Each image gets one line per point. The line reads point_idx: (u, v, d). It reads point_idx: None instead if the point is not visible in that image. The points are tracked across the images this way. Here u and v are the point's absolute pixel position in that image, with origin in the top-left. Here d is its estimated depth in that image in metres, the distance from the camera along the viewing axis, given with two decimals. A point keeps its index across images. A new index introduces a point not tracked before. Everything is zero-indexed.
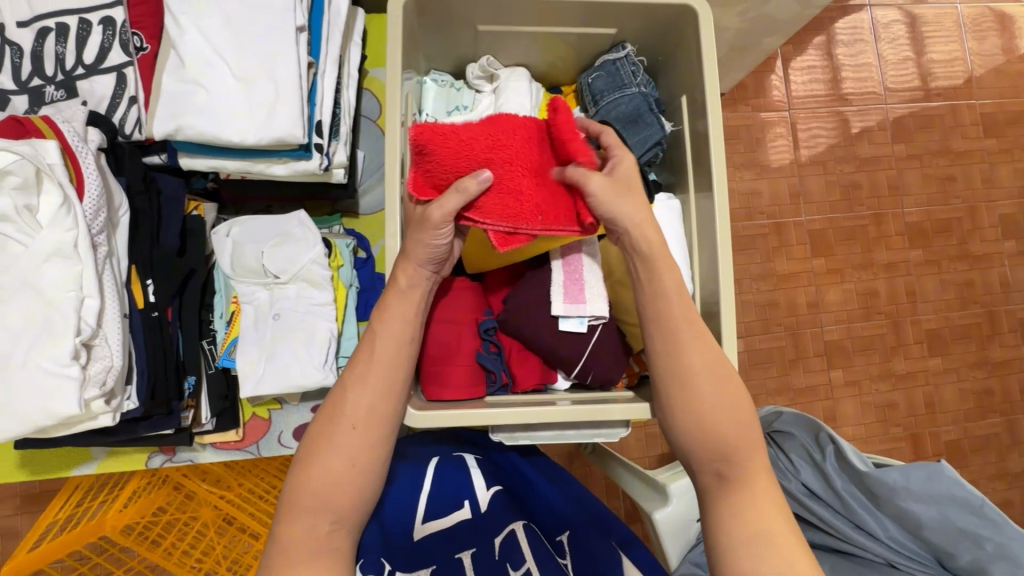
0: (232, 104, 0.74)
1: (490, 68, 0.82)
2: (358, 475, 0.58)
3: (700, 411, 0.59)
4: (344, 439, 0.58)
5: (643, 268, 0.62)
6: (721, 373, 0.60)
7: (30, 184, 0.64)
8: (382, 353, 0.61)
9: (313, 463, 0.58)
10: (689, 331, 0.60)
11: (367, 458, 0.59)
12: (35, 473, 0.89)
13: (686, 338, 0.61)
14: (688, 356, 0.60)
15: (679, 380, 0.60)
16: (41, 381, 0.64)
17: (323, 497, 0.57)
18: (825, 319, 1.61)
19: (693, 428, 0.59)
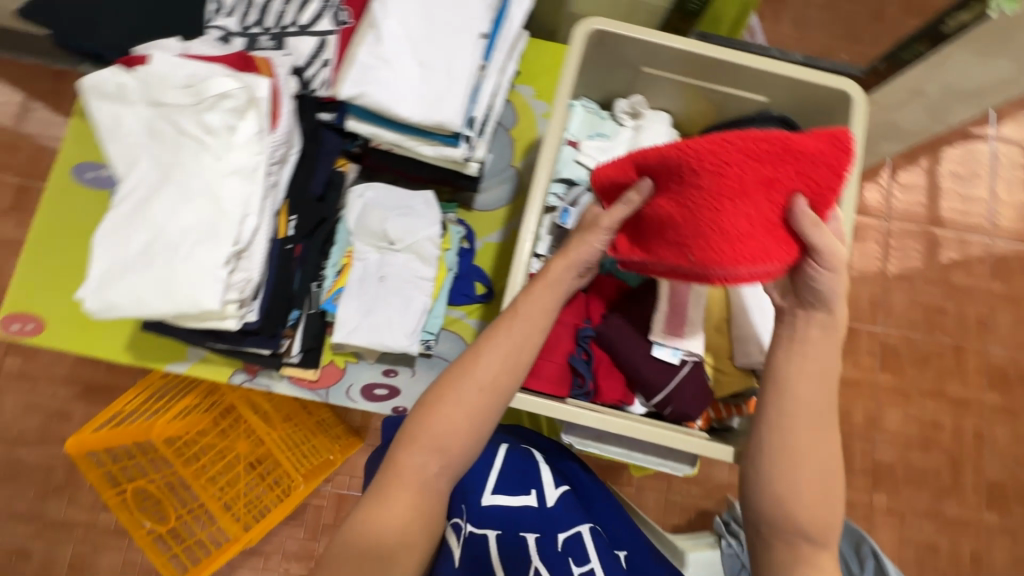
0: (410, 86, 0.83)
1: (637, 107, 0.89)
2: (473, 430, 0.61)
3: (805, 481, 0.57)
4: (468, 393, 0.61)
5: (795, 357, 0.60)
6: (821, 478, 0.57)
7: (240, 109, 0.74)
8: (515, 329, 0.64)
9: (436, 411, 0.61)
10: (804, 432, 0.58)
11: (485, 417, 0.62)
12: (138, 358, 0.98)
13: (790, 431, 0.58)
14: (812, 429, 0.59)
15: (792, 452, 0.58)
16: (194, 273, 0.72)
17: (438, 442, 0.60)
18: (879, 438, 1.55)
19: (776, 506, 0.57)
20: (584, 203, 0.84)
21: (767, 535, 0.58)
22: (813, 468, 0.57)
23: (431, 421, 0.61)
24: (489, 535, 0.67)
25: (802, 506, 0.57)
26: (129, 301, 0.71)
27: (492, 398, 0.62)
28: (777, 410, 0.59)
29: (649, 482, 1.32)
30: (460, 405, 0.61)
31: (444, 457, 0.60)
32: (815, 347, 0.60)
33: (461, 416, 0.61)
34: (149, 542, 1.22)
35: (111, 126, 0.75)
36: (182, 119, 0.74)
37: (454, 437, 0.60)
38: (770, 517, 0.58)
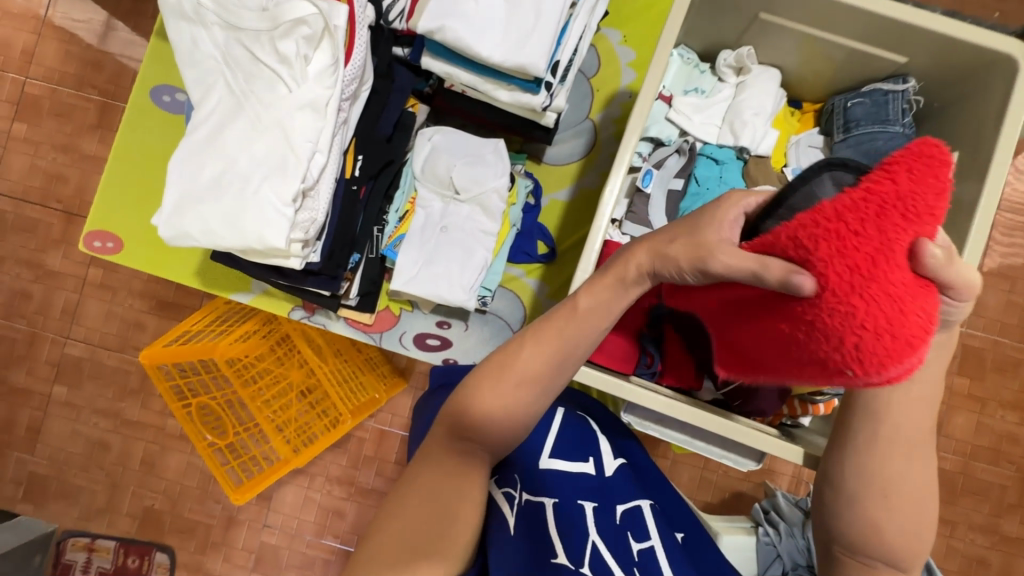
0: (494, 22, 0.76)
1: (745, 60, 0.77)
2: (508, 425, 0.55)
3: (898, 517, 0.50)
4: (509, 381, 0.54)
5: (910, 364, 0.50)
6: (918, 498, 0.50)
7: (314, 39, 0.70)
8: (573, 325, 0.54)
9: (472, 396, 0.55)
10: (907, 447, 0.50)
11: (522, 413, 0.55)
12: (205, 284, 1.01)
13: (892, 445, 0.50)
14: (915, 450, 0.51)
15: (886, 481, 0.50)
16: (262, 209, 0.71)
17: (469, 427, 0.55)
18: (943, 444, 1.34)
19: (860, 523, 0.51)
20: (669, 167, 0.78)
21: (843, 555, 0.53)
22: (912, 501, 0.50)
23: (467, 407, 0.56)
24: (546, 501, 0.62)
25: (890, 527, 0.50)
26: (200, 232, 0.72)
27: (535, 383, 0.54)
28: (886, 432, 0.51)
29: (683, 457, 1.25)
30: (495, 397, 0.54)
31: (475, 443, 0.56)
32: (930, 370, 0.50)
33: (494, 405, 0.54)
34: (209, 454, 1.30)
35: (187, 48, 0.73)
36: (257, 46, 0.71)
37: (485, 426, 0.55)
38: (847, 532, 0.52)
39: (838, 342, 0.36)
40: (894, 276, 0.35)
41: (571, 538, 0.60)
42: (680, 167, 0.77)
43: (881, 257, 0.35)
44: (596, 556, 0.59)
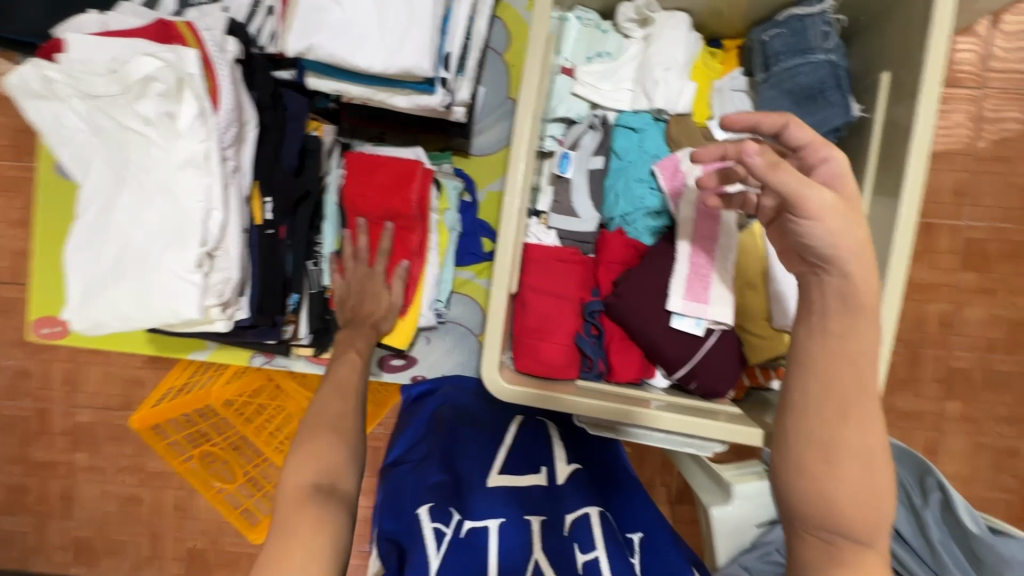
0: (365, 28, 0.69)
1: (646, 10, 0.71)
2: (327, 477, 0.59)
3: (847, 482, 0.47)
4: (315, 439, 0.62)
5: (835, 315, 0.48)
6: (870, 461, 0.48)
7: (173, 92, 0.65)
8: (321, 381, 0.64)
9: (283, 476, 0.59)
10: (853, 407, 0.48)
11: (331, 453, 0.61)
12: (161, 349, 0.99)
13: (834, 408, 0.48)
14: (865, 418, 0.48)
15: (824, 446, 0.48)
16: (167, 282, 0.68)
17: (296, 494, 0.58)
18: (957, 343, 1.30)
19: (813, 497, 0.48)
20: (586, 146, 0.73)
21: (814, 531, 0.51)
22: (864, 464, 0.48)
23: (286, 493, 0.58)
24: (490, 523, 0.63)
25: (843, 496, 0.47)
26: (112, 317, 0.70)
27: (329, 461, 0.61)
28: (826, 390, 0.48)
29: None
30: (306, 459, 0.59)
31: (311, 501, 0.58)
32: (838, 326, 0.48)
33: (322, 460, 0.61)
34: (221, 501, 1.22)
35: (52, 127, 0.68)
36: (117, 112, 0.66)
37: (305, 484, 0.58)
38: (802, 510, 0.49)
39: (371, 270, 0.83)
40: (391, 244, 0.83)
41: (510, 555, 0.60)
42: (597, 143, 0.73)
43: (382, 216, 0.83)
44: (537, 568, 0.59)
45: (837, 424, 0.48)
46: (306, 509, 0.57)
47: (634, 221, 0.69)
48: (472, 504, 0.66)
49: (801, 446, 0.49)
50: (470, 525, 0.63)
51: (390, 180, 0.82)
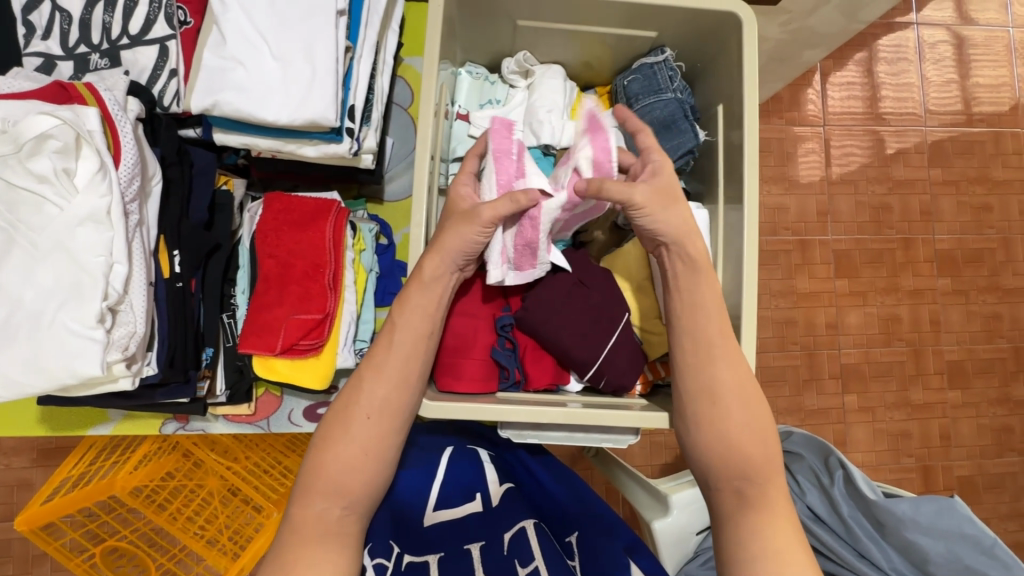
0: (267, 84, 0.74)
1: (526, 64, 0.82)
2: (373, 464, 0.61)
3: (728, 418, 0.60)
4: (358, 429, 0.61)
5: (683, 277, 0.63)
6: (744, 392, 0.61)
7: (70, 149, 0.65)
8: (385, 357, 0.63)
9: (329, 461, 0.60)
10: (715, 351, 0.61)
11: (386, 441, 0.62)
12: (54, 429, 0.91)
13: (700, 360, 0.61)
14: (719, 366, 0.61)
15: (707, 392, 0.61)
16: (65, 340, 0.65)
17: (337, 482, 0.60)
18: (843, 342, 1.47)
19: (708, 442, 0.61)
20: None
21: (712, 478, 0.61)
22: (727, 406, 0.61)
23: (328, 465, 0.60)
24: (430, 558, 0.66)
25: (732, 429, 0.60)
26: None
27: (370, 455, 0.61)
28: (692, 343, 0.62)
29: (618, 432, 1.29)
30: (350, 444, 0.61)
31: (348, 497, 0.60)
32: (684, 282, 0.63)
33: (365, 449, 0.61)
34: None
35: None
36: (8, 171, 0.66)
37: (352, 475, 0.60)
38: (709, 460, 0.61)
39: (266, 308, 0.83)
40: (286, 282, 0.85)
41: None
42: None
43: (286, 255, 0.85)
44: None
45: (707, 371, 0.61)
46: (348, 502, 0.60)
47: None
48: (412, 539, 0.67)
49: (689, 397, 0.62)
50: (411, 558, 0.65)
51: (305, 216, 0.87)
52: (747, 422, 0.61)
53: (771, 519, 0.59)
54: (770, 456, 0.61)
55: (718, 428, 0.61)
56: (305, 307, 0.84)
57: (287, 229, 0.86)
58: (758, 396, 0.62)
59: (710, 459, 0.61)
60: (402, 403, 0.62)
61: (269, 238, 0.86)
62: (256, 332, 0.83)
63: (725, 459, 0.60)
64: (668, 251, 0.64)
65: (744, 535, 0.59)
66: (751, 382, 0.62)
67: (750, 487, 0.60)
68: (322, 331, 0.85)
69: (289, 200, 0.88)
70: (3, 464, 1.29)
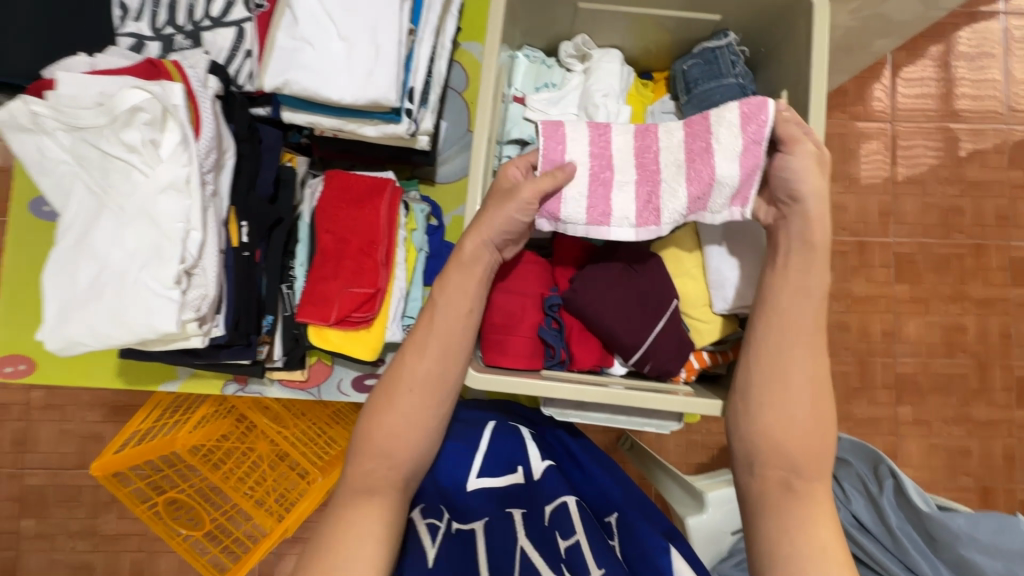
0: (336, 65, 0.78)
1: (584, 48, 0.82)
2: (416, 434, 0.64)
3: (790, 411, 0.60)
4: (402, 399, 0.64)
5: (798, 257, 0.61)
6: (814, 390, 0.60)
7: (157, 122, 0.71)
8: (425, 333, 0.65)
9: (373, 429, 0.64)
10: (805, 343, 0.60)
11: (427, 411, 0.64)
12: (130, 383, 0.98)
13: (783, 349, 0.60)
14: (802, 358, 0.60)
15: (782, 382, 0.60)
16: (146, 298, 0.71)
17: (381, 449, 0.63)
18: (899, 350, 1.40)
19: (763, 433, 0.60)
20: None
21: (758, 472, 0.61)
22: (793, 399, 0.60)
23: (372, 430, 0.64)
24: (476, 525, 0.67)
25: (793, 421, 0.59)
26: (89, 336, 0.72)
27: (412, 423, 0.64)
28: (783, 329, 0.60)
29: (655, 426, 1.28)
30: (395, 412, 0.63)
31: (393, 461, 0.63)
32: (798, 263, 0.61)
33: (408, 415, 0.64)
34: (189, 550, 1.13)
35: (36, 159, 0.72)
36: (103, 141, 0.71)
37: (394, 442, 0.63)
38: (757, 452, 0.61)
39: (324, 278, 0.87)
40: (344, 255, 0.88)
41: (498, 549, 0.64)
42: None
43: (343, 230, 0.89)
44: (524, 559, 0.63)
45: (785, 361, 0.60)
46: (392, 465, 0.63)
47: None
48: (460, 506, 0.70)
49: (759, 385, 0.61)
50: (459, 523, 0.68)
51: (361, 194, 0.90)
52: (808, 422, 0.60)
53: (815, 517, 0.58)
54: (821, 454, 0.60)
55: (776, 419, 0.60)
56: (359, 279, 0.87)
57: (348, 206, 0.90)
58: (828, 398, 0.61)
59: (756, 452, 0.61)
60: (441, 375, 0.64)
61: (329, 214, 0.90)
62: (313, 300, 0.87)
63: (778, 449, 0.60)
64: (794, 228, 0.61)
65: (786, 529, 0.58)
66: (825, 382, 0.61)
67: (796, 483, 0.59)
68: (374, 304, 0.88)
69: (350, 179, 0.91)
70: (78, 417, 1.41)
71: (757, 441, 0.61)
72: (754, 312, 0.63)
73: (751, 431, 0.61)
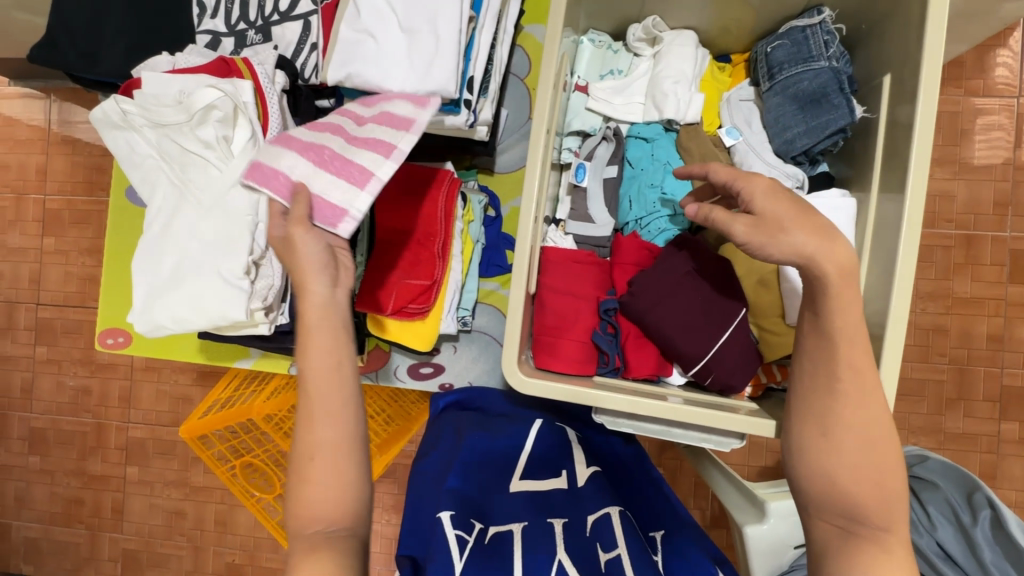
0: (395, 58, 0.77)
1: (654, 30, 0.76)
2: (350, 484, 0.59)
3: (857, 451, 0.53)
4: (322, 452, 0.58)
5: None
6: (882, 429, 0.53)
7: (229, 119, 0.74)
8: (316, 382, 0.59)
9: (304, 490, 0.57)
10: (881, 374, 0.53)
11: (352, 456, 0.59)
12: (210, 359, 1.06)
13: (856, 382, 0.53)
14: (869, 392, 0.53)
15: (845, 420, 0.53)
16: (220, 286, 0.75)
17: (319, 513, 0.57)
18: (1008, 359, 1.24)
19: (825, 474, 0.54)
20: (600, 156, 0.78)
21: (810, 516, 0.56)
22: (853, 443, 0.53)
23: (304, 495, 0.57)
24: (514, 528, 0.64)
25: (860, 464, 0.53)
26: (170, 321, 0.77)
27: (348, 472, 0.59)
28: (841, 364, 0.53)
29: None
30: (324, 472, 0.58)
31: (336, 518, 0.58)
32: None
33: (333, 468, 0.58)
34: (261, 511, 1.22)
35: (125, 153, 0.78)
36: (183, 138, 0.76)
37: (333, 498, 0.58)
38: (820, 494, 0.54)
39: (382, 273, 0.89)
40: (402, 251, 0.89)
41: (536, 558, 0.60)
42: (611, 154, 0.78)
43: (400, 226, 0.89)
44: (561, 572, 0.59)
45: (857, 394, 0.53)
46: (338, 521, 0.57)
47: (647, 225, 0.75)
48: (490, 514, 0.66)
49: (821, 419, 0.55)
50: (495, 530, 0.64)
51: (420, 186, 0.90)
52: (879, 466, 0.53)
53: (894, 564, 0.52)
54: (893, 499, 0.52)
55: (823, 462, 0.54)
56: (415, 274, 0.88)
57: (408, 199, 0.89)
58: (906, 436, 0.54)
59: (807, 495, 0.55)
60: (349, 416, 0.60)
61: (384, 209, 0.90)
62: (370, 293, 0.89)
63: (844, 494, 0.53)
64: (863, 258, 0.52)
65: None
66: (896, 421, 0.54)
67: (870, 525, 0.53)
68: (430, 297, 0.89)
69: (410, 172, 0.91)
70: (171, 380, 1.55)
71: (815, 486, 0.55)
72: (813, 341, 0.56)
73: (797, 471, 0.56)
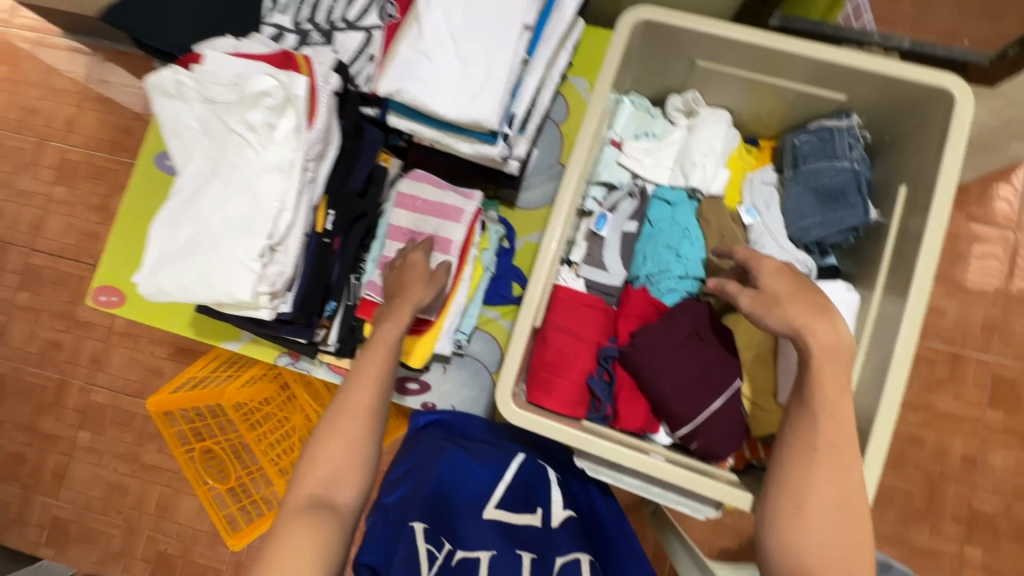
0: (447, 82, 0.81)
1: (693, 104, 0.81)
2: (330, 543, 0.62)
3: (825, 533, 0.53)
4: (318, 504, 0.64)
5: None
6: (852, 514, 0.53)
7: (279, 108, 0.77)
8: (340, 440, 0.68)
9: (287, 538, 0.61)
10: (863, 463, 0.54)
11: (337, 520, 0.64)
12: (198, 334, 1.05)
13: (835, 465, 0.54)
14: (843, 476, 0.54)
15: (821, 500, 0.54)
16: (232, 265, 0.76)
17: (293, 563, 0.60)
18: (979, 482, 1.24)
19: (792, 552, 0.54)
20: (623, 210, 0.82)
21: None
22: (825, 527, 0.53)
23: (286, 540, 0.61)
24: (481, 555, 0.64)
25: (825, 548, 0.53)
26: (175, 288, 0.77)
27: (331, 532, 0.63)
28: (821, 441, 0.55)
29: None
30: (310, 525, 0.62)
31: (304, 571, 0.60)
32: None
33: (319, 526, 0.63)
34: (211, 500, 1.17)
35: (170, 121, 0.80)
36: (229, 117, 0.78)
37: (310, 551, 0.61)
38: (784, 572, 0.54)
39: None
40: None
41: None
42: (633, 210, 0.82)
43: None
44: None
45: (832, 476, 0.54)
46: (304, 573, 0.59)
47: (658, 282, 0.77)
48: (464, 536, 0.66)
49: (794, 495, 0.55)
50: (462, 552, 0.64)
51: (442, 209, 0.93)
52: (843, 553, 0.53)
53: None
54: None
55: (794, 543, 0.54)
56: None
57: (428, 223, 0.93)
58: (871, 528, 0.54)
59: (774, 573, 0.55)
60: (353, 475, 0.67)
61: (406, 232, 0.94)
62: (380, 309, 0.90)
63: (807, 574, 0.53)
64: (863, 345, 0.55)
65: None
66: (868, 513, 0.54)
67: None
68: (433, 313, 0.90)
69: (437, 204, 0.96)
70: (146, 350, 1.52)
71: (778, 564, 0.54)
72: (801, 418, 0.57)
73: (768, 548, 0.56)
